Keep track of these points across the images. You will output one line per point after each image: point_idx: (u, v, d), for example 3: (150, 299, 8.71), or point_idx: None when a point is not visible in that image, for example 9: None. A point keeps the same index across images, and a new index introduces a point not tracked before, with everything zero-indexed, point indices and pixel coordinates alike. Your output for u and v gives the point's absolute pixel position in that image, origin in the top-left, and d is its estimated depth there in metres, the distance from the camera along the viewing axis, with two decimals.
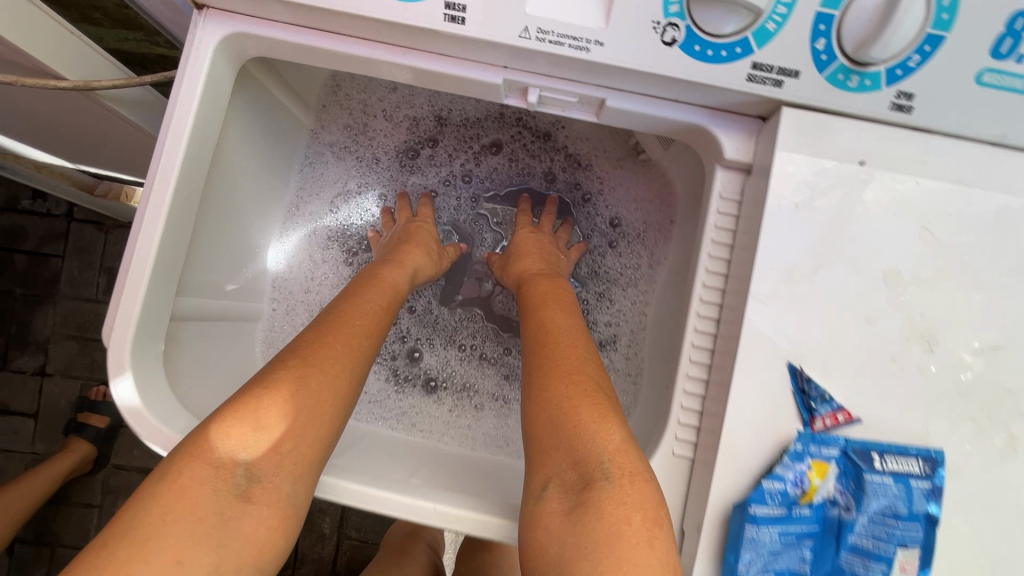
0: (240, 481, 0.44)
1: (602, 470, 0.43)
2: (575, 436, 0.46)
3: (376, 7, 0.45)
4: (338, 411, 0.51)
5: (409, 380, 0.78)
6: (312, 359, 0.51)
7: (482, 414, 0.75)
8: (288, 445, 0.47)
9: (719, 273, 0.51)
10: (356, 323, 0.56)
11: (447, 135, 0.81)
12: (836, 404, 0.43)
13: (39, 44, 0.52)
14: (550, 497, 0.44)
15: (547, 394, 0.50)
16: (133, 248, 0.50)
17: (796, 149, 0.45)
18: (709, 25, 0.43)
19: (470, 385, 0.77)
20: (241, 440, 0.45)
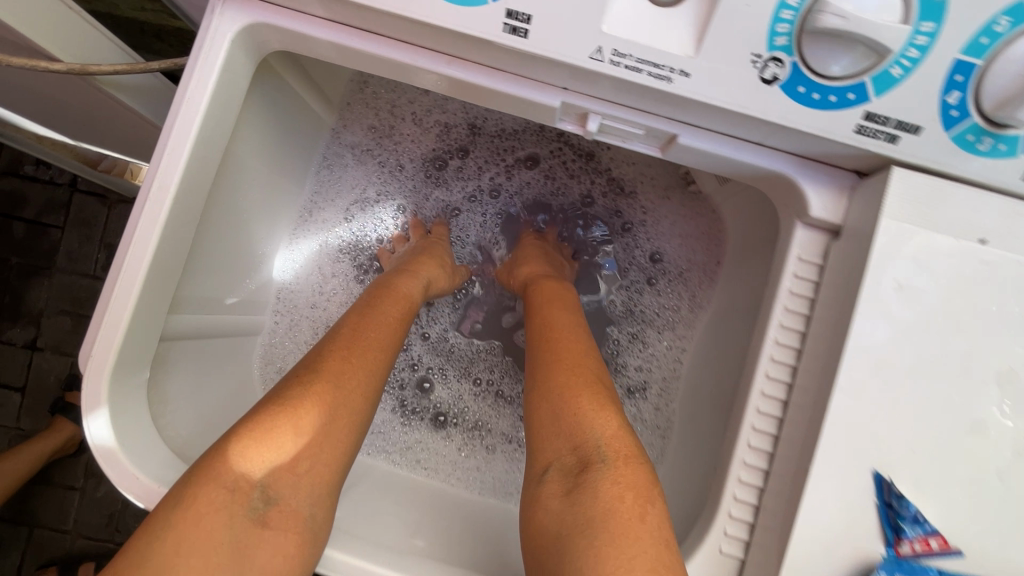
0: (257, 506, 0.41)
1: (598, 453, 0.44)
2: (573, 422, 0.47)
3: (423, 8, 0.38)
4: (355, 427, 0.48)
5: (417, 413, 0.71)
6: (328, 374, 0.48)
7: (492, 457, 0.68)
8: (304, 466, 0.44)
9: (790, 346, 0.44)
10: (376, 344, 0.53)
11: (479, 145, 0.74)
12: (929, 527, 0.36)
13: (33, 17, 0.45)
14: (550, 479, 0.45)
15: (546, 386, 0.51)
16: (120, 263, 0.44)
17: (905, 219, 0.38)
18: (822, 64, 0.36)
19: (482, 424, 0.71)
20: (258, 463, 0.41)
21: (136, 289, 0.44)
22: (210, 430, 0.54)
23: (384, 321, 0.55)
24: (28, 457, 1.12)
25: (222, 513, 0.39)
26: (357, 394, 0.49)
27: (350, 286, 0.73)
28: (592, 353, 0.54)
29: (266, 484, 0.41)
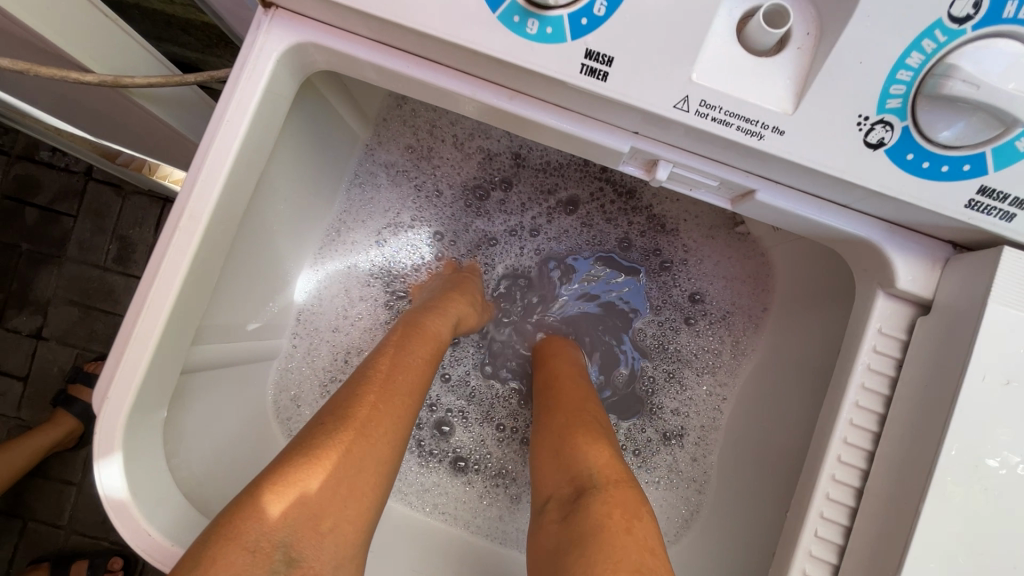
0: (279, 569, 0.36)
1: (589, 476, 0.44)
2: (569, 455, 0.47)
3: (492, 41, 0.35)
4: (379, 485, 0.43)
5: (435, 456, 0.67)
6: (354, 421, 0.43)
7: (516, 506, 0.65)
8: (329, 523, 0.39)
9: (867, 428, 0.40)
10: (407, 395, 0.47)
11: (524, 180, 0.70)
12: None
13: (61, 20, 0.42)
14: (549, 513, 0.45)
15: (546, 430, 0.52)
16: (144, 296, 0.40)
17: (1017, 305, 0.34)
18: (935, 130, 0.32)
19: (505, 470, 0.67)
20: (280, 519, 0.37)
21: (160, 323, 0.40)
22: (224, 466, 0.50)
23: (416, 364, 0.50)
24: (26, 451, 1.09)
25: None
26: (383, 443, 0.44)
27: (378, 311, 0.69)
28: (591, 395, 0.56)
29: (289, 544, 0.37)
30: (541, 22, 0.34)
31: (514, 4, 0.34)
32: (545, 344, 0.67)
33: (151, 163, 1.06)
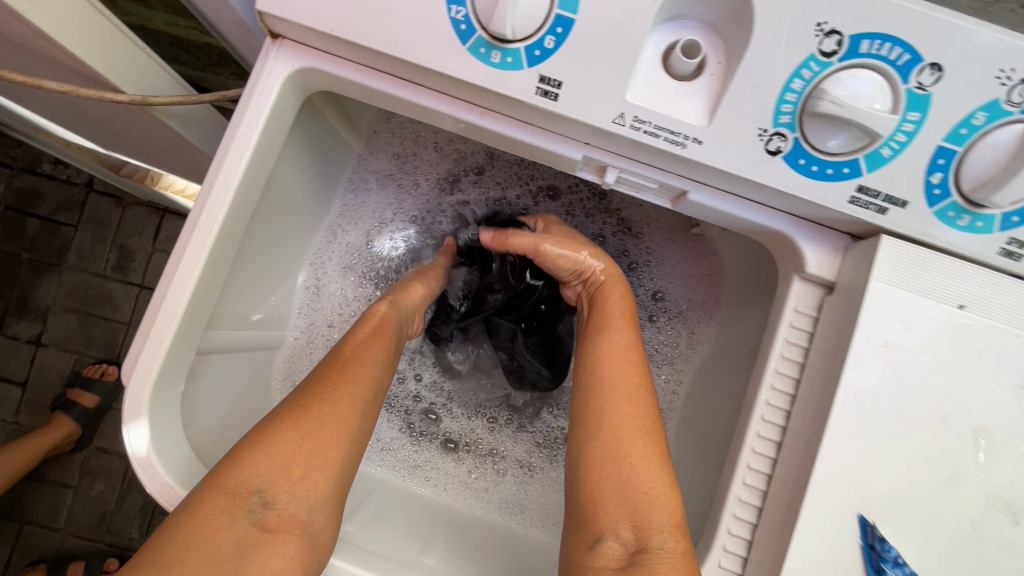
0: (257, 510, 0.43)
1: (658, 538, 0.46)
2: (641, 498, 0.48)
3: (463, 68, 0.42)
4: (344, 440, 0.48)
5: (426, 435, 0.74)
6: (313, 391, 0.50)
7: (501, 476, 0.72)
8: (299, 471, 0.45)
9: (785, 392, 0.47)
10: (360, 367, 0.53)
11: (497, 168, 0.76)
12: (908, 569, 0.39)
13: (97, 47, 0.49)
14: (606, 549, 0.47)
15: (614, 443, 0.50)
16: (167, 283, 0.47)
17: (892, 282, 0.41)
18: (819, 140, 0.40)
19: (496, 450, 0.74)
20: (253, 468, 0.44)
21: (181, 306, 0.47)
22: (229, 441, 0.56)
23: (365, 341, 0.56)
24: (27, 450, 1.13)
25: (225, 515, 0.41)
26: (346, 410, 0.50)
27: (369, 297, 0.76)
28: (649, 395, 0.53)
29: (263, 490, 0.43)
30: (503, 54, 0.42)
31: (480, 39, 0.41)
32: (607, 299, 0.60)
33: (152, 174, 1.13)
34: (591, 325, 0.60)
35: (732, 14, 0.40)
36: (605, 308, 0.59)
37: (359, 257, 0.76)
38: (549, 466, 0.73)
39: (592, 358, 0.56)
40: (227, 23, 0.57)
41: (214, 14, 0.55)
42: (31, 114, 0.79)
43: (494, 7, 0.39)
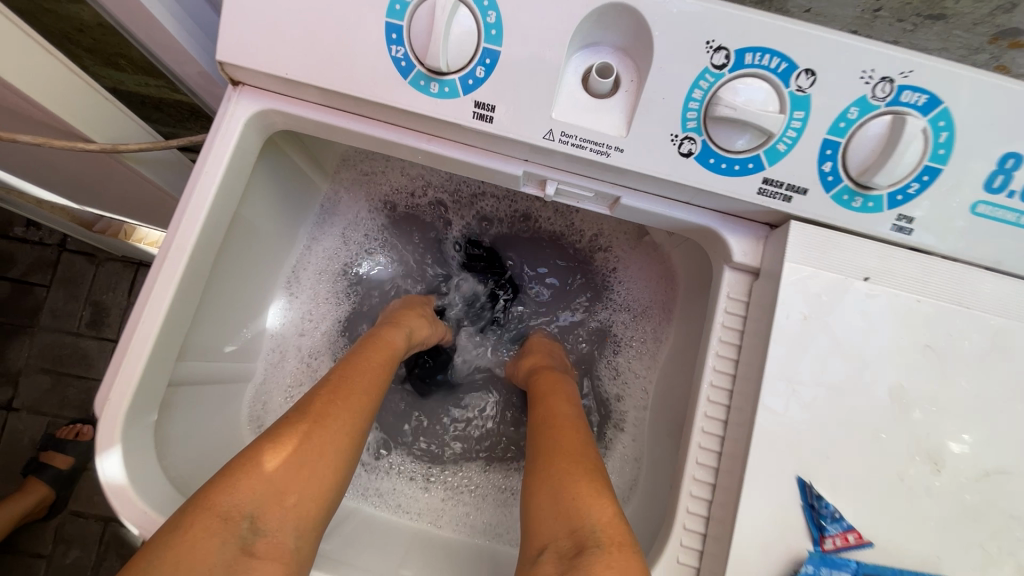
0: (246, 535, 0.44)
1: (592, 533, 0.46)
2: (572, 501, 0.49)
3: (406, 100, 0.47)
4: (339, 468, 0.51)
5: (382, 469, 0.75)
6: (315, 415, 0.52)
7: (480, 500, 0.73)
8: (292, 499, 0.47)
9: (726, 373, 0.51)
10: (362, 394, 0.57)
11: (478, 202, 0.82)
12: (846, 523, 0.42)
13: (71, 104, 0.53)
14: (546, 559, 0.46)
15: (544, 468, 0.53)
16: (138, 317, 0.50)
17: (804, 261, 0.46)
18: (723, 140, 0.45)
19: (465, 482, 0.75)
20: (248, 494, 0.45)
21: (153, 337, 0.50)
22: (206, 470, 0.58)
23: (365, 365, 0.60)
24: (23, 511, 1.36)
25: (214, 538, 0.42)
26: (346, 435, 0.53)
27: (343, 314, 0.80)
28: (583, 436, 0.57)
29: (254, 516, 0.45)
30: (440, 84, 0.47)
31: (420, 72, 0.47)
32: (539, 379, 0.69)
33: (126, 229, 1.24)
34: (536, 396, 0.66)
35: (638, 38, 0.46)
36: (547, 384, 0.67)
37: (333, 275, 0.79)
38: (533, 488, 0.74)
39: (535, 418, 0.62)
40: (193, 77, 0.62)
41: (180, 68, 0.60)
42: (5, 177, 0.82)
43: (428, 44, 0.44)
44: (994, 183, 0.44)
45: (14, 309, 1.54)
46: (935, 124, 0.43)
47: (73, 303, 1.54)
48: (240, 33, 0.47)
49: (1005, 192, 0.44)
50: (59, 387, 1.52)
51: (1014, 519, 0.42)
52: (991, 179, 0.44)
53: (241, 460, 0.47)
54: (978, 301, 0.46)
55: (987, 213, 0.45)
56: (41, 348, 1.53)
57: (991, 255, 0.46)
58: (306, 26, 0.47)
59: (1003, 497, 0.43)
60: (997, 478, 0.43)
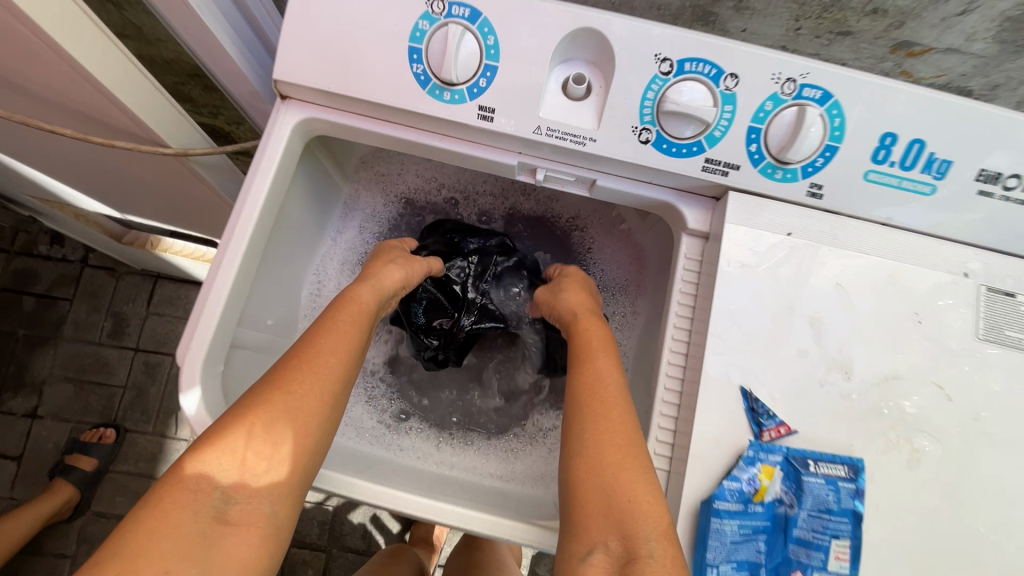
0: (219, 505, 0.51)
1: (647, 545, 0.47)
2: (626, 506, 0.50)
3: (425, 106, 0.60)
4: (305, 436, 0.56)
5: (402, 429, 0.85)
6: (279, 382, 0.57)
7: (485, 458, 0.84)
8: (262, 467, 0.53)
9: (686, 316, 0.62)
10: (328, 357, 0.61)
11: (480, 194, 0.94)
12: (779, 419, 0.53)
13: (158, 115, 0.65)
14: (595, 560, 0.48)
15: (595, 460, 0.53)
16: (212, 283, 0.62)
17: (740, 222, 0.59)
18: (673, 129, 0.58)
19: (471, 441, 0.86)
20: (216, 466, 0.52)
21: (224, 301, 0.62)
22: None
23: (337, 328, 0.64)
24: (38, 514, 1.41)
25: (189, 509, 0.50)
26: (310, 401, 0.57)
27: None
28: (633, 421, 0.57)
29: (224, 486, 0.52)
30: (451, 92, 0.60)
31: (435, 84, 0.60)
32: (586, 335, 0.66)
33: (152, 240, 1.34)
34: (575, 355, 0.64)
35: (602, 53, 0.59)
36: (590, 340, 0.65)
37: (355, 261, 0.91)
38: (532, 447, 0.85)
39: (573, 383, 0.61)
40: (243, 95, 0.75)
41: (233, 88, 0.73)
42: (61, 188, 0.94)
43: (443, 61, 0.58)
44: (879, 156, 0.58)
45: (39, 321, 1.63)
46: (830, 112, 0.57)
47: (96, 315, 1.64)
48: (293, 57, 0.60)
49: (888, 162, 0.58)
50: (81, 395, 1.60)
51: (909, 413, 0.54)
52: (876, 153, 0.58)
53: (210, 436, 0.53)
54: (875, 248, 0.59)
55: (878, 179, 0.58)
56: (65, 357, 1.62)
57: (883, 212, 0.59)
58: (345, 49, 0.60)
59: (899, 396, 0.55)
60: (893, 381, 0.55)
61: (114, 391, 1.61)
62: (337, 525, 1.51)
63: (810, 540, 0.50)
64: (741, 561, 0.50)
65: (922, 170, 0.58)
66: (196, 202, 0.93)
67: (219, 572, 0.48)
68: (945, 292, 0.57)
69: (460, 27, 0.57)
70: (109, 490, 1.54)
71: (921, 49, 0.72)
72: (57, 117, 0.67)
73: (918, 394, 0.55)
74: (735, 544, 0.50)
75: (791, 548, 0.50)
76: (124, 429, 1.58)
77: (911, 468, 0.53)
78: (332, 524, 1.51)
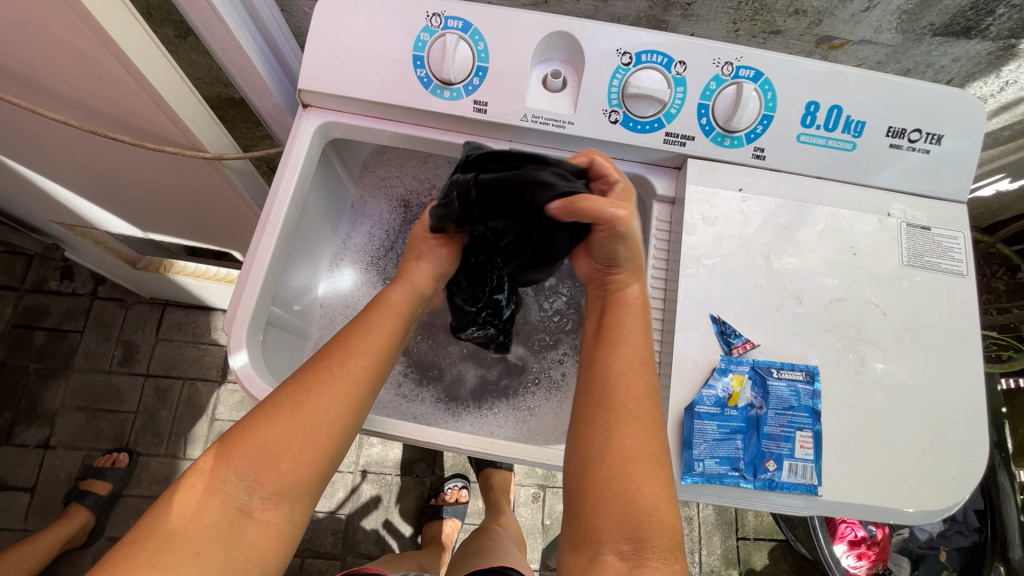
0: (243, 498, 0.55)
1: (658, 556, 0.53)
2: (645, 520, 0.53)
3: (428, 103, 0.72)
4: (329, 439, 0.58)
5: (419, 397, 0.94)
6: (307, 384, 0.59)
7: (502, 420, 0.92)
8: (286, 466, 0.56)
9: (661, 266, 0.71)
10: (357, 362, 0.63)
11: None
12: (744, 337, 0.64)
13: (201, 124, 0.76)
14: (606, 559, 0.53)
15: (616, 468, 0.55)
16: (250, 264, 0.71)
17: (699, 183, 0.70)
18: (637, 110, 0.70)
19: (489, 403, 0.94)
20: (243, 461, 0.55)
21: (262, 279, 0.71)
22: None
23: (369, 331, 0.66)
24: (48, 542, 1.39)
25: (217, 500, 0.54)
26: (334, 405, 0.59)
27: (372, 282, 0.97)
28: (652, 413, 0.58)
29: (249, 481, 0.55)
30: (450, 91, 0.71)
31: (436, 85, 0.71)
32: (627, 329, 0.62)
33: (165, 264, 1.41)
34: (603, 326, 0.63)
35: (574, 51, 0.72)
36: (617, 314, 0.63)
37: (361, 258, 0.99)
38: (543, 403, 0.92)
39: (607, 372, 0.60)
40: (266, 107, 0.86)
41: (258, 101, 0.84)
42: (90, 205, 1.01)
43: (442, 64, 0.69)
44: (806, 121, 0.70)
45: (49, 354, 1.63)
46: (763, 88, 0.69)
47: (106, 344, 1.65)
48: (316, 71, 0.72)
49: (815, 127, 0.70)
50: (93, 423, 1.60)
51: (851, 328, 0.65)
52: (804, 119, 0.70)
53: (240, 431, 0.57)
54: (813, 198, 0.70)
55: (809, 140, 0.70)
56: (76, 387, 1.61)
57: (816, 168, 0.71)
58: (360, 60, 0.71)
59: (842, 315, 0.65)
60: (837, 302, 0.66)
61: (126, 416, 1.61)
62: (350, 533, 1.53)
63: (780, 434, 0.61)
64: (723, 456, 0.61)
65: (843, 131, 0.70)
66: (218, 209, 1.01)
67: (240, 558, 0.53)
68: (872, 228, 0.69)
69: (456, 37, 0.69)
70: (122, 514, 1.54)
71: (841, 41, 0.84)
72: (110, 129, 0.76)
73: (858, 312, 0.65)
74: (716, 441, 0.61)
75: (765, 443, 0.61)
76: (136, 452, 1.57)
77: (856, 371, 0.63)
78: (345, 532, 1.53)
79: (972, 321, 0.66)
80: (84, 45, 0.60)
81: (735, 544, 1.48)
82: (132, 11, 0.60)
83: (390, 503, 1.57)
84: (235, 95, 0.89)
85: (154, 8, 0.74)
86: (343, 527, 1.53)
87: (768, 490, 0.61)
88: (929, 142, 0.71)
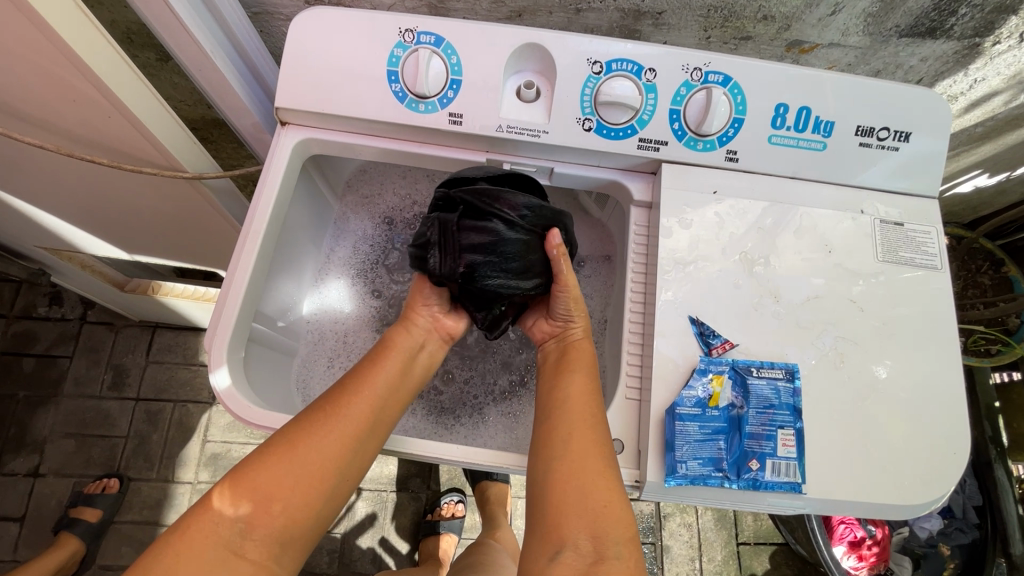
0: (235, 539, 0.54)
1: (614, 549, 0.55)
2: (601, 513, 0.56)
3: (404, 117, 0.72)
4: (324, 481, 0.58)
5: (410, 410, 0.93)
6: (304, 425, 0.59)
7: (494, 430, 0.91)
8: (278, 508, 0.56)
9: (640, 271, 0.71)
10: (356, 402, 0.62)
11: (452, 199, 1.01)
12: (722, 337, 0.64)
13: (180, 144, 0.77)
14: (565, 558, 0.54)
15: (574, 466, 0.59)
16: (231, 281, 0.71)
17: (674, 186, 0.71)
18: (610, 117, 0.72)
19: (480, 411, 0.93)
20: (237, 503, 0.55)
21: (242, 296, 0.71)
22: (276, 407, 0.77)
23: (369, 373, 0.66)
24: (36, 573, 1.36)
25: (209, 538, 0.54)
26: (330, 446, 0.59)
27: (359, 298, 0.98)
28: (600, 417, 0.63)
29: (243, 523, 0.55)
30: (425, 104, 0.72)
31: (411, 98, 0.72)
32: (573, 354, 0.70)
33: (153, 285, 1.40)
34: (561, 365, 0.70)
35: (546, 61, 0.73)
36: (572, 355, 0.70)
37: (345, 275, 0.99)
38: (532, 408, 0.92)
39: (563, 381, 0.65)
40: (245, 126, 0.86)
41: (238, 121, 0.85)
42: (73, 230, 1.01)
43: (416, 78, 0.70)
44: (776, 123, 0.71)
45: (39, 381, 1.62)
46: (732, 92, 0.71)
47: (96, 368, 1.64)
48: (293, 89, 0.73)
49: (785, 129, 0.71)
50: (84, 449, 1.58)
51: (829, 325, 0.65)
52: (774, 121, 0.71)
53: (237, 473, 0.57)
54: (787, 198, 0.71)
55: (780, 141, 0.71)
56: (66, 414, 1.60)
57: (789, 169, 0.72)
58: (336, 77, 0.73)
59: (820, 312, 0.66)
60: (815, 300, 0.66)
61: (116, 441, 1.59)
62: (346, 552, 1.51)
63: (762, 433, 0.61)
64: (706, 457, 0.61)
65: (813, 131, 0.71)
66: (202, 228, 1.01)
67: None
68: (846, 226, 0.70)
69: (429, 52, 0.71)
70: (114, 540, 1.51)
71: (810, 45, 0.86)
72: (91, 152, 0.77)
73: (835, 309, 0.66)
74: (699, 442, 0.61)
75: (747, 442, 0.61)
76: (127, 478, 1.55)
77: (836, 367, 0.63)
78: (341, 552, 1.51)
79: (948, 314, 0.67)
80: (62, 72, 0.61)
81: (736, 549, 1.47)
82: (105, 34, 0.61)
83: (386, 520, 1.55)
84: (217, 116, 0.90)
85: (134, 33, 0.75)
86: (339, 546, 1.51)
87: (752, 490, 0.61)
88: (898, 140, 0.72)
